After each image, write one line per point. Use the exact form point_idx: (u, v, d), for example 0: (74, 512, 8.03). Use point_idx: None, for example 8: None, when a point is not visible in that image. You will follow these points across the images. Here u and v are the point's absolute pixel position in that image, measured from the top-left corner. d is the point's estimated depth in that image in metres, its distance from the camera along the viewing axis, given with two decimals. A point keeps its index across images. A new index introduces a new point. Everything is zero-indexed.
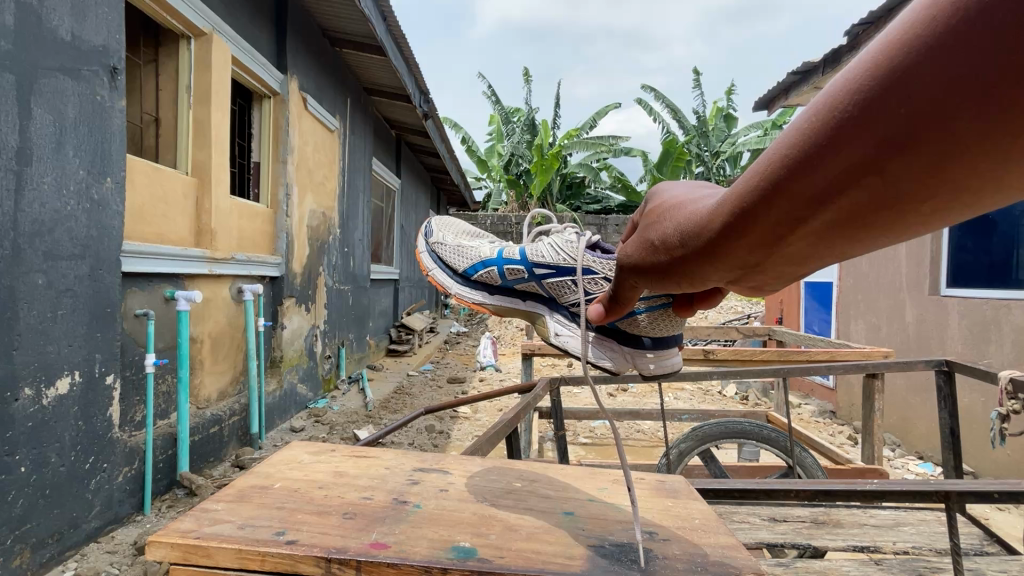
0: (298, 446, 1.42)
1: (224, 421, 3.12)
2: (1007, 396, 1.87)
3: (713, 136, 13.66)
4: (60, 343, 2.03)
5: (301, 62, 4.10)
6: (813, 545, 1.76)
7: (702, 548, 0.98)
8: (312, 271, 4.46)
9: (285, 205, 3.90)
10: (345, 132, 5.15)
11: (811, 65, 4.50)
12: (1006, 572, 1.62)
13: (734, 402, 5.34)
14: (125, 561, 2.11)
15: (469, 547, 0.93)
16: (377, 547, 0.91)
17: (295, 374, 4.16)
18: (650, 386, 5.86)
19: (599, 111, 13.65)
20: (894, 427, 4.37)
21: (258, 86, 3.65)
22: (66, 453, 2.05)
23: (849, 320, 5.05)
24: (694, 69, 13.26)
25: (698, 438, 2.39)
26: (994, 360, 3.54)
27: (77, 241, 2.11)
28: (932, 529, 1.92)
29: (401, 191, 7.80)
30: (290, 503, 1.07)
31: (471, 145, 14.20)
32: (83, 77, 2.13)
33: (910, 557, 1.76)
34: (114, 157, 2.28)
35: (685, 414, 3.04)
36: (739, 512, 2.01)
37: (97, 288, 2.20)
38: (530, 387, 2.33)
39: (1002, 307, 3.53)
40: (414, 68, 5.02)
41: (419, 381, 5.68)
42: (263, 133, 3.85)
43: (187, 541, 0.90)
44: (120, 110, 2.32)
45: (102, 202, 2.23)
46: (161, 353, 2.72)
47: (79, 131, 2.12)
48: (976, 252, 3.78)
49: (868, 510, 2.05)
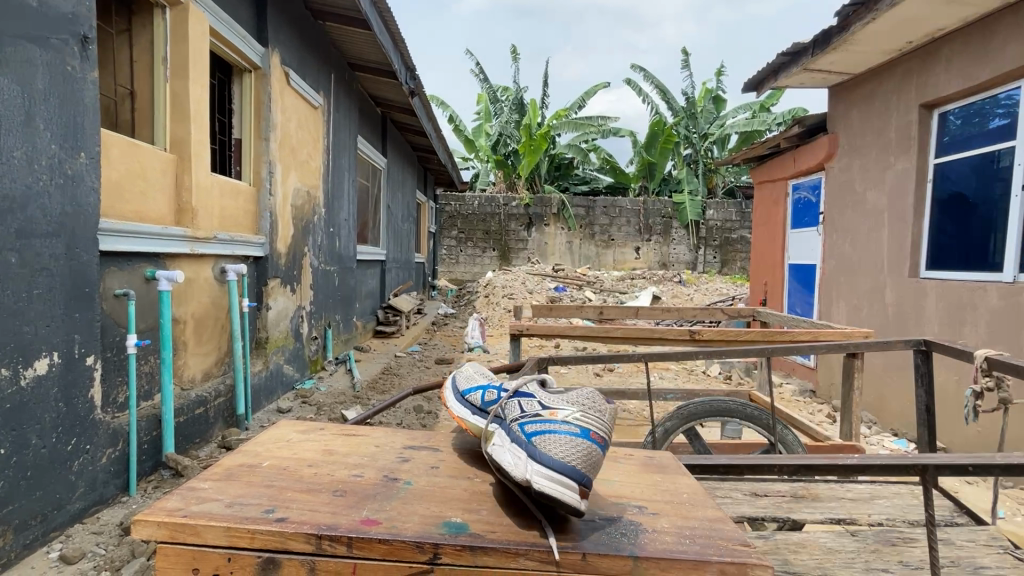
0: (286, 425, 1.41)
1: (210, 402, 3.09)
2: (982, 374, 1.92)
3: (702, 118, 13.28)
4: (37, 324, 1.98)
5: (283, 34, 3.97)
6: (793, 518, 1.81)
7: (690, 522, 1.00)
8: (298, 251, 4.38)
9: (268, 183, 3.81)
10: (329, 108, 5.03)
11: (801, 46, 4.47)
12: (974, 542, 1.69)
13: (717, 381, 5.44)
14: (112, 541, 2.10)
15: (461, 523, 0.94)
16: (369, 523, 0.91)
17: (282, 355, 4.12)
18: (636, 367, 5.94)
19: (588, 91, 13.51)
20: (871, 405, 4.50)
21: (238, 59, 3.52)
22: (47, 435, 2.01)
23: (832, 301, 5.14)
24: (683, 50, 13.13)
25: (683, 417, 2.42)
26: (969, 340, 3.64)
27: (51, 218, 2.05)
28: (906, 502, 1.98)
29: (387, 170, 7.67)
30: (279, 481, 1.07)
31: (458, 124, 14.00)
32: (52, 46, 2.03)
33: (885, 528, 1.82)
34: (87, 131, 2.20)
35: (670, 393, 3.09)
36: (723, 487, 2.05)
37: (74, 267, 2.14)
38: (518, 368, 2.33)
39: (978, 290, 3.59)
40: (400, 43, 4.89)
41: (407, 362, 5.69)
42: (244, 108, 3.73)
43: (174, 519, 0.89)
44: (92, 81, 2.22)
45: (76, 177, 2.15)
46: (143, 334, 2.67)
47: (50, 104, 2.03)
48: (957, 235, 3.86)
49: (846, 484, 2.11)
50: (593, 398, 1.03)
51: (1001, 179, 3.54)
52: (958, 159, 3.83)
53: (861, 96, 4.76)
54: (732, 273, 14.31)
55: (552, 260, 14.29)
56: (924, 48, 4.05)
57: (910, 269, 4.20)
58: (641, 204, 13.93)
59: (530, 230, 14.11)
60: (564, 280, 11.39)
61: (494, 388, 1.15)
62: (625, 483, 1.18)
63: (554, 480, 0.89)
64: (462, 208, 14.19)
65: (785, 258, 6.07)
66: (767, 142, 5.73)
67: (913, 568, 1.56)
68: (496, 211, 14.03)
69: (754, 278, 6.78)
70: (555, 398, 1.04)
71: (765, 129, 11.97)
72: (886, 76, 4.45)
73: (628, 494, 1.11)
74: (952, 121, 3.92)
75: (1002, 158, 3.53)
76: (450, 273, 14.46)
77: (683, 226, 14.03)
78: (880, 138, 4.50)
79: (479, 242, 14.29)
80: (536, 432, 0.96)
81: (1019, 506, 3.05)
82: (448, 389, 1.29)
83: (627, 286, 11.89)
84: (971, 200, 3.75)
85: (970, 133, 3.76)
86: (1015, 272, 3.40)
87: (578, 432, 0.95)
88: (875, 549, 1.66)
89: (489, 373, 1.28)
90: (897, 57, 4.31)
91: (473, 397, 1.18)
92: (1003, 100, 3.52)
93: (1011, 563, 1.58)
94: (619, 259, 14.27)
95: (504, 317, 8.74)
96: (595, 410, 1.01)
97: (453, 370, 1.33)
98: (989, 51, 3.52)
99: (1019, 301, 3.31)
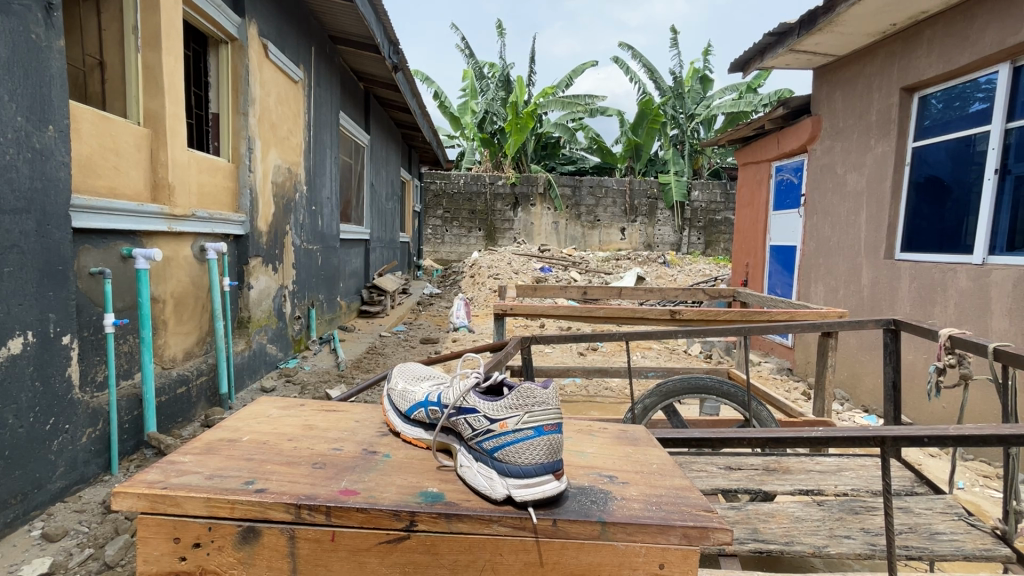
0: (266, 401, 1.42)
1: (191, 381, 3.07)
2: (945, 351, 1.99)
3: (689, 98, 13.21)
4: (9, 302, 1.94)
5: (260, 4, 3.84)
6: (764, 490, 1.88)
7: (658, 490, 1.04)
8: (279, 230, 4.32)
9: (248, 160, 3.72)
10: (310, 82, 4.91)
11: (788, 27, 4.46)
12: (930, 509, 1.78)
13: (698, 360, 5.55)
14: (95, 519, 2.10)
15: (437, 493, 0.97)
16: (347, 493, 0.94)
17: (264, 334, 4.09)
18: (618, 347, 6.01)
19: (576, 68, 13.37)
20: (844, 382, 4.65)
21: (212, 30, 3.40)
22: (24, 414, 1.99)
23: (810, 282, 5.25)
24: (672, 28, 13.01)
25: (662, 394, 2.47)
26: (938, 320, 3.76)
27: (20, 194, 1.99)
28: (871, 473, 2.06)
29: (370, 147, 7.54)
30: (259, 454, 1.08)
31: (444, 101, 13.74)
32: (15, 13, 1.94)
33: (850, 498, 1.90)
34: (55, 104, 2.13)
35: (651, 371, 3.15)
36: (698, 461, 2.12)
37: (46, 245, 2.10)
38: (501, 347, 2.35)
39: (948, 271, 3.69)
40: (382, 15, 4.76)
41: (392, 342, 5.69)
42: (221, 81, 3.62)
43: (154, 491, 0.91)
44: (59, 51, 2.14)
45: (45, 151, 2.09)
46: (121, 313, 2.63)
47: (14, 74, 1.95)
48: (932, 218, 3.97)
49: (815, 457, 2.18)
50: (529, 385, 1.00)
51: (976, 163, 3.63)
52: (935, 143, 3.90)
53: (845, 78, 4.79)
54: (715, 254, 14.46)
55: (537, 240, 14.28)
56: (907, 31, 4.08)
57: (885, 251, 4.30)
58: (627, 184, 13.93)
59: (516, 210, 14.05)
60: (550, 260, 11.41)
61: (431, 402, 1.13)
62: (599, 454, 1.22)
63: (531, 490, 0.93)
64: (448, 187, 14.02)
65: (767, 240, 6.15)
66: (752, 123, 5.74)
67: (874, 535, 1.65)
68: (482, 190, 13.91)
69: (736, 259, 6.86)
70: (495, 403, 1.00)
71: (751, 110, 11.97)
72: (870, 58, 4.48)
73: (601, 465, 1.16)
74: (933, 104, 3.97)
75: (978, 142, 3.60)
76: (436, 253, 14.38)
77: (668, 207, 14.09)
78: (862, 121, 4.54)
79: (465, 221, 14.20)
80: (496, 449, 0.98)
81: (978, 477, 3.21)
82: (389, 412, 1.25)
83: (612, 266, 11.97)
84: (947, 183, 3.83)
85: (950, 117, 3.82)
86: (984, 254, 3.53)
87: (533, 433, 0.97)
88: (839, 518, 1.75)
89: (422, 382, 1.25)
90: (880, 39, 4.33)
91: (418, 415, 1.17)
92: (982, 84, 3.58)
93: (964, 529, 1.67)
94: (605, 240, 14.32)
95: (489, 297, 8.74)
96: (537, 398, 1.00)
97: (386, 392, 1.28)
98: (969, 35, 3.56)
99: (988, 282, 3.42)
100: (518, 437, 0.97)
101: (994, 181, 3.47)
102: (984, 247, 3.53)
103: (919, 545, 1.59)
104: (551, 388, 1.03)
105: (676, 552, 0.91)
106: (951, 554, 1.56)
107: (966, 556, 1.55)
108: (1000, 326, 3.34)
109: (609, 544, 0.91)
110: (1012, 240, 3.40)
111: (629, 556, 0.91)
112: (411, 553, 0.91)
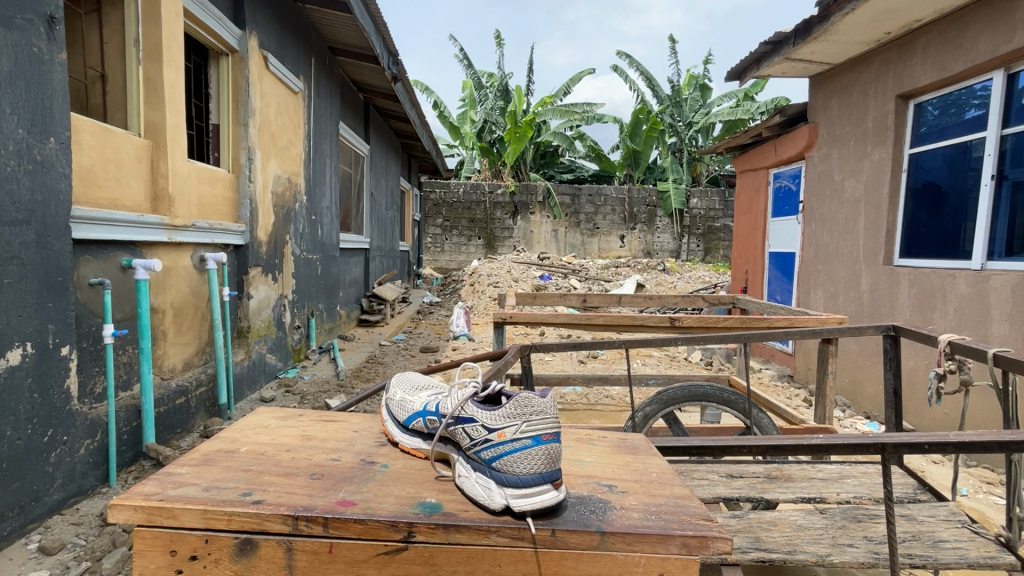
0: (264, 412, 1.41)
1: (190, 391, 3.06)
2: (946, 357, 1.97)
3: (688, 106, 13.32)
4: (9, 314, 1.94)
5: (260, 17, 3.88)
6: (766, 498, 1.88)
7: (657, 499, 1.04)
8: (279, 240, 4.32)
9: (247, 169, 3.74)
10: (310, 93, 4.95)
11: (783, 36, 4.51)
12: (934, 517, 1.77)
13: (699, 368, 5.54)
14: (92, 532, 2.09)
15: (435, 503, 0.97)
16: (344, 504, 0.93)
17: (264, 344, 4.09)
18: (618, 355, 6.00)
19: (574, 77, 13.48)
20: (846, 389, 4.63)
21: (213, 42, 3.43)
22: (22, 426, 1.98)
23: (810, 288, 5.24)
24: (670, 37, 13.13)
25: (663, 402, 2.45)
26: (938, 326, 3.76)
27: (21, 206, 1.99)
28: (873, 480, 2.04)
29: (370, 157, 7.59)
30: (257, 465, 1.08)
31: (443, 110, 13.83)
32: (17, 26, 1.96)
33: (852, 506, 1.88)
34: (56, 116, 2.14)
35: (651, 379, 3.12)
36: (699, 470, 2.10)
37: (46, 256, 2.10)
38: (502, 356, 2.33)
39: (947, 276, 3.69)
40: (381, 25, 4.80)
41: (391, 351, 5.69)
42: (222, 92, 3.65)
43: (151, 503, 0.90)
44: (60, 63, 2.16)
45: (46, 162, 2.10)
46: (121, 324, 2.64)
47: (15, 87, 1.97)
48: (929, 224, 3.98)
49: (817, 465, 2.16)
50: (526, 394, 1.00)
51: (973, 170, 3.65)
52: (932, 149, 3.92)
53: (841, 86, 4.82)
54: (715, 261, 14.51)
55: (537, 248, 14.30)
56: (901, 39, 4.12)
57: (884, 256, 4.31)
58: (627, 192, 14.00)
59: (516, 218, 14.09)
60: (549, 269, 11.43)
61: (430, 412, 1.13)
62: (598, 463, 1.22)
63: (528, 500, 0.93)
64: (447, 196, 14.05)
65: (766, 246, 6.16)
66: (750, 131, 5.77)
67: (876, 543, 1.63)
68: (481, 199, 13.95)
69: (735, 266, 6.87)
70: (494, 412, 1.01)
71: (749, 117, 12.06)
72: (865, 66, 4.52)
73: (599, 474, 1.15)
74: (930, 111, 4.00)
75: (974, 148, 3.62)
76: (436, 262, 14.38)
77: (668, 214, 14.14)
78: (858, 129, 4.57)
79: (465, 230, 14.25)
80: (495, 458, 0.97)
81: (981, 483, 3.19)
82: (388, 424, 1.25)
83: (611, 274, 11.98)
84: (945, 189, 3.85)
85: (946, 123, 3.84)
86: (983, 260, 3.53)
87: (532, 442, 0.97)
88: (842, 526, 1.73)
89: (421, 392, 1.24)
90: (875, 47, 4.37)
91: (417, 425, 1.16)
92: (978, 91, 3.60)
93: (968, 537, 1.66)
94: (605, 248, 14.36)
95: (489, 305, 8.73)
96: (535, 407, 1.00)
97: (384, 402, 1.28)
98: (963, 43, 3.59)
99: (987, 288, 3.42)
100: (517, 446, 0.96)
101: (991, 187, 3.49)
102: (983, 252, 3.54)
103: (922, 553, 1.58)
104: (549, 397, 1.03)
105: (676, 561, 0.90)
106: (955, 562, 1.54)
107: (970, 564, 1.54)
108: (1000, 332, 3.33)
109: (608, 554, 0.90)
110: (1010, 245, 3.41)
111: (628, 565, 0.91)
112: (410, 565, 0.90)
